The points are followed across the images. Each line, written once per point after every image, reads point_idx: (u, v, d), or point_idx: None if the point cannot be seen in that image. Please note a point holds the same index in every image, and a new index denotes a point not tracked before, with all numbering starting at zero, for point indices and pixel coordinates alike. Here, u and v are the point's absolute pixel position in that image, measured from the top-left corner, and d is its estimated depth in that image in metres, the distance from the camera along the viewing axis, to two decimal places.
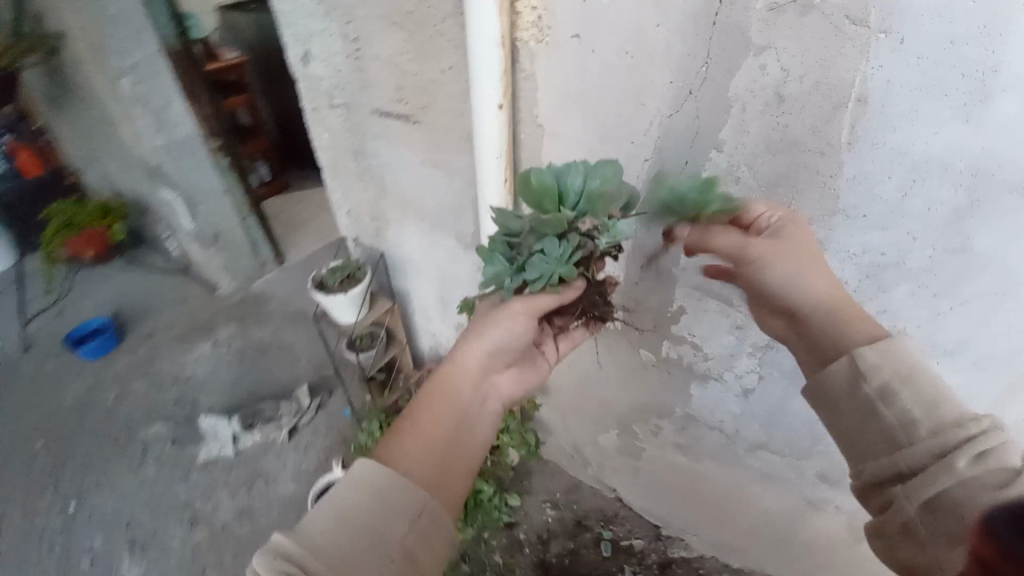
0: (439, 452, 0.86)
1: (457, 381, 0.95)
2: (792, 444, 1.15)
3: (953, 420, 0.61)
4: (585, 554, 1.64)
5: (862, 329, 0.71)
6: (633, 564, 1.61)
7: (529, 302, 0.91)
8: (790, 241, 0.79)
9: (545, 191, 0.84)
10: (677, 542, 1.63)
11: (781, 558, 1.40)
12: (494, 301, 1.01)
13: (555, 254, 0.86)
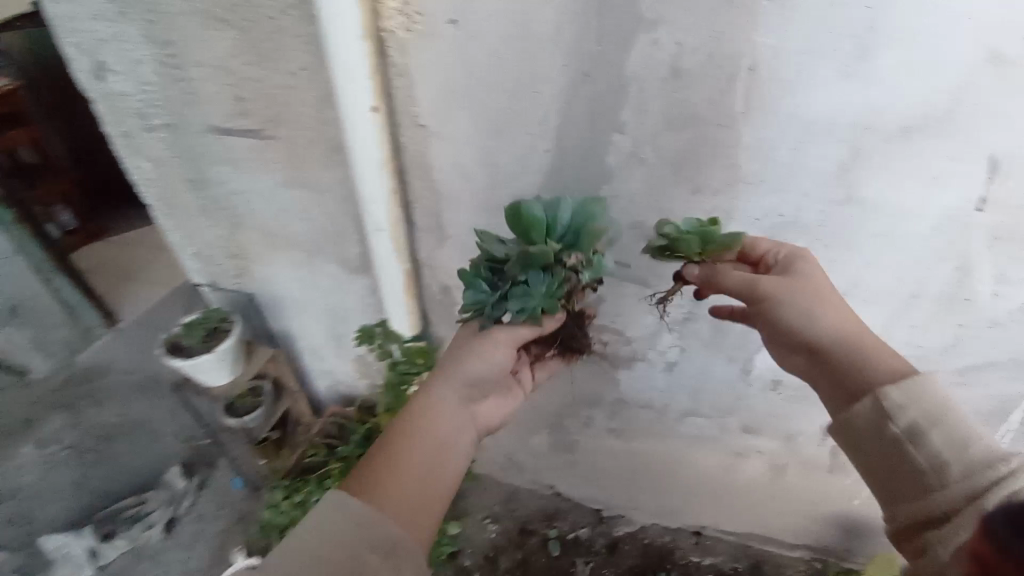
0: (413, 494, 0.83)
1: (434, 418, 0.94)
2: (715, 405, 1.20)
3: (982, 461, 0.64)
4: (534, 559, 1.56)
5: (885, 363, 0.73)
6: (583, 554, 1.57)
7: (513, 332, 0.95)
8: (804, 276, 0.80)
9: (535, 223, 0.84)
10: (621, 518, 1.62)
11: (716, 507, 1.47)
12: (467, 330, 1.00)
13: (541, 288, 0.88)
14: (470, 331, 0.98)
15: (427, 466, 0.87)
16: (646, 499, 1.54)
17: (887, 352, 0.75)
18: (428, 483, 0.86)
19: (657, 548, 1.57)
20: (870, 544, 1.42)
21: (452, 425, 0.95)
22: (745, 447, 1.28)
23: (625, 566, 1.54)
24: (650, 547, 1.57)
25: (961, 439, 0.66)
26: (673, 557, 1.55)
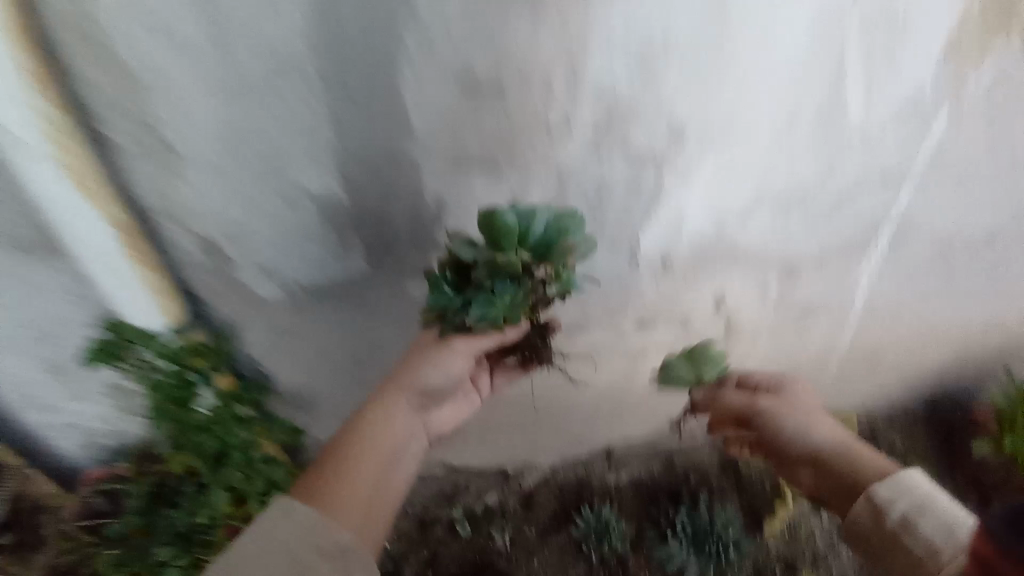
0: (360, 500, 0.95)
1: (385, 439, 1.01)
2: (604, 306, 1.01)
3: (953, 532, 0.91)
4: (444, 550, 1.33)
5: (875, 464, 1.05)
6: (498, 522, 1.36)
7: (473, 341, 0.95)
8: (787, 395, 1.19)
9: (504, 233, 0.79)
10: (528, 469, 1.41)
11: (620, 420, 1.35)
12: (426, 340, 0.99)
13: (503, 299, 0.84)
14: (433, 341, 0.97)
15: (379, 469, 1.00)
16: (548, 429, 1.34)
17: (871, 455, 1.08)
18: (372, 488, 0.98)
19: (572, 486, 1.40)
20: None
21: (403, 437, 1.03)
22: (643, 346, 1.10)
23: (545, 518, 1.37)
24: (564, 488, 1.40)
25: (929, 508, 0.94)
26: (589, 490, 1.40)
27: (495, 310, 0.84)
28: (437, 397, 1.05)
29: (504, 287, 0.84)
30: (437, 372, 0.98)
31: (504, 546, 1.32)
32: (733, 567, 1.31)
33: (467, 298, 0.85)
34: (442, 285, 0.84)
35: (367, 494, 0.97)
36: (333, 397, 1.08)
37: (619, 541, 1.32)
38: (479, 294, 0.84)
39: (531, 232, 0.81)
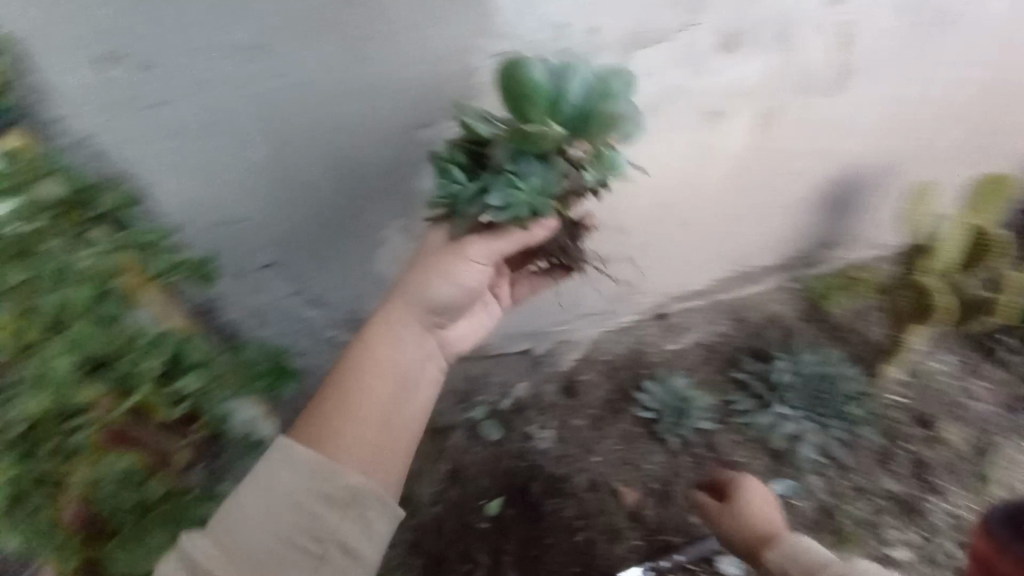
0: (376, 432, 0.59)
1: (392, 360, 0.62)
2: (675, 3, 0.66)
3: None
4: (469, 460, 0.94)
5: None
6: (534, 415, 0.98)
7: (487, 242, 0.60)
8: None
9: (532, 87, 0.53)
10: (562, 347, 1.02)
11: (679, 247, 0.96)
12: (436, 239, 0.64)
13: (532, 181, 0.56)
14: (443, 241, 0.63)
15: (395, 401, 0.61)
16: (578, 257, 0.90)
17: None
18: (394, 420, 0.61)
19: (624, 361, 1.03)
20: (855, 220, 1.04)
21: (419, 358, 0.65)
22: (729, 89, 0.76)
23: (596, 401, 0.99)
24: (615, 362, 1.03)
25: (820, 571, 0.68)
26: (644, 358, 1.02)
27: (520, 200, 0.55)
28: (458, 309, 0.68)
29: (529, 170, 0.55)
30: (445, 284, 0.62)
31: (550, 446, 0.95)
32: (864, 427, 0.97)
33: (486, 183, 0.56)
34: (451, 167, 0.57)
35: (385, 424, 0.60)
36: (254, 231, 0.68)
37: (704, 419, 0.96)
38: (497, 178, 0.55)
39: (564, 97, 0.54)
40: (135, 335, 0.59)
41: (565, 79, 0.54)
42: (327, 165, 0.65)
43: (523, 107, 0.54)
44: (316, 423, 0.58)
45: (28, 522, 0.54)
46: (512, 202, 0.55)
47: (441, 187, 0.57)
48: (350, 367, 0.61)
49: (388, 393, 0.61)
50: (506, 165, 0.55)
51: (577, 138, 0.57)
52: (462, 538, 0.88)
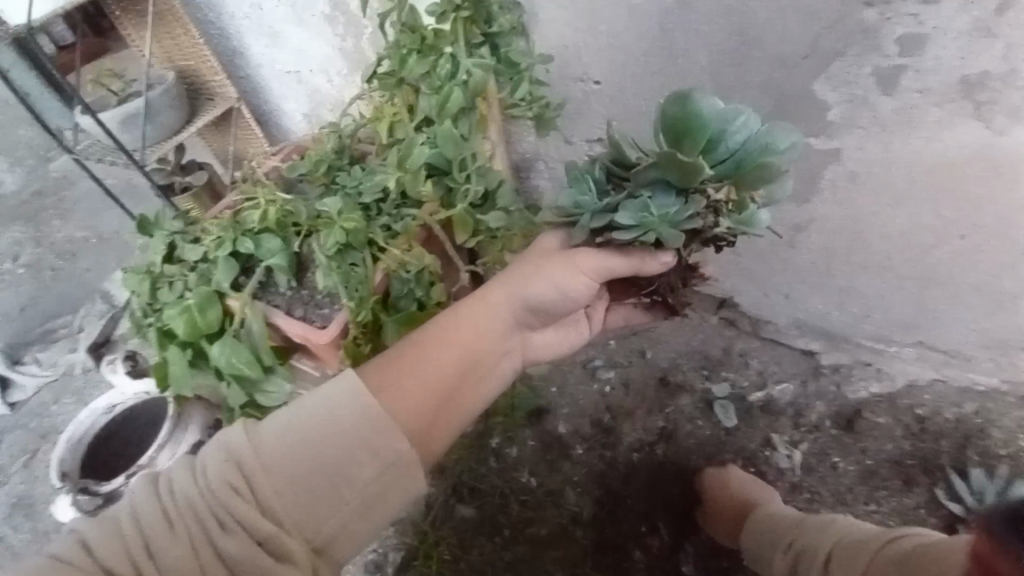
0: (430, 401, 0.46)
1: (469, 338, 0.51)
2: None
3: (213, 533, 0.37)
4: (688, 431, 0.82)
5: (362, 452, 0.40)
6: (787, 428, 0.79)
7: (604, 257, 0.52)
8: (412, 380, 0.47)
9: (698, 121, 0.43)
10: (864, 371, 0.77)
11: None
12: (548, 241, 0.55)
13: (667, 212, 0.46)
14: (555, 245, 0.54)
15: (459, 384, 0.49)
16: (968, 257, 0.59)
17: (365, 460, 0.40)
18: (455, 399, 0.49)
19: (948, 429, 0.73)
20: None
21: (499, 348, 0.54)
22: None
23: (881, 455, 0.75)
24: (933, 423, 0.74)
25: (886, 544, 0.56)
26: (977, 438, 0.72)
27: (648, 227, 0.46)
28: (557, 315, 0.58)
29: (666, 201, 0.46)
30: (552, 289, 0.53)
31: (793, 470, 0.77)
32: None
33: (614, 204, 0.48)
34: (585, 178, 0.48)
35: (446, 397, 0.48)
36: (598, 96, 0.63)
37: None
38: (630, 200, 0.47)
39: (724, 138, 0.44)
40: (475, 155, 0.64)
41: (730, 118, 0.44)
42: (717, 41, 0.54)
43: (681, 139, 0.44)
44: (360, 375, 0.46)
45: (345, 269, 0.59)
46: (641, 226, 0.47)
47: (570, 198, 0.51)
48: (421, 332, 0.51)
49: (456, 368, 0.49)
50: (644, 187, 0.46)
51: (724, 183, 0.46)
52: (649, 502, 0.80)
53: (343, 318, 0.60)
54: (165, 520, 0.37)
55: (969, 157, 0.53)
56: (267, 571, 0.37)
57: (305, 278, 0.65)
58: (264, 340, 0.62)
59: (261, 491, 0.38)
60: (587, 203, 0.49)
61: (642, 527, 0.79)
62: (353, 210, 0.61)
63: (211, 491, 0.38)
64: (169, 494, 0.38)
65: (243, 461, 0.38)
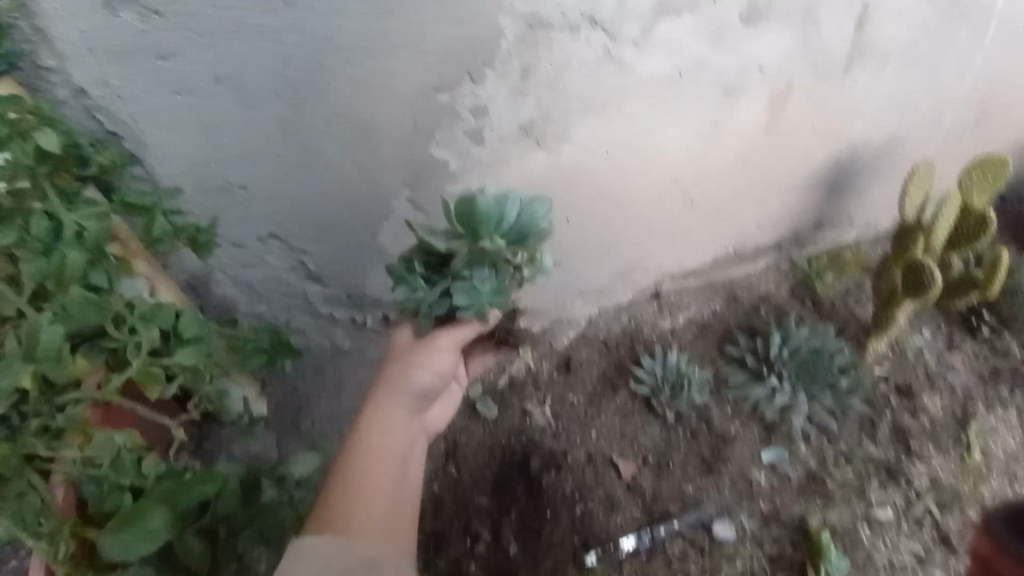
0: (390, 510, 0.52)
1: (389, 443, 0.57)
2: None
3: None
4: (466, 439, 0.92)
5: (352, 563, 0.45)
6: (532, 390, 0.97)
7: (455, 332, 0.60)
8: (362, 512, 0.50)
9: (482, 214, 0.53)
10: (560, 324, 1.01)
11: (692, 227, 0.95)
12: (404, 336, 0.62)
13: (489, 285, 0.55)
14: (411, 339, 0.61)
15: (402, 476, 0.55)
16: (579, 225, 0.85)
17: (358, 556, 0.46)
18: (405, 498, 0.54)
19: (620, 338, 1.01)
20: (849, 201, 1.04)
21: (411, 439, 0.60)
22: (746, 65, 0.74)
23: (593, 377, 0.98)
24: (611, 341, 1.01)
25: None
26: (645, 340, 1.01)
27: (480, 302, 0.55)
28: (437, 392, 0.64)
29: (485, 277, 0.55)
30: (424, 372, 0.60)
31: (549, 422, 0.94)
32: (855, 397, 0.97)
33: (445, 288, 0.56)
34: (409, 277, 0.56)
35: (397, 500, 0.53)
36: (251, 199, 0.63)
37: (699, 393, 0.97)
38: (458, 283, 0.54)
39: (506, 218, 0.54)
40: (128, 304, 0.55)
41: (504, 202, 0.54)
42: (340, 134, 0.61)
43: (475, 227, 0.53)
44: (325, 504, 0.51)
45: (11, 505, 0.45)
46: (474, 302, 0.55)
47: (405, 294, 0.56)
48: (353, 453, 0.55)
49: (395, 470, 0.55)
50: (463, 273, 0.55)
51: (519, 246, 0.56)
52: (462, 515, 0.87)
53: (38, 563, 0.46)
54: None
55: (544, 174, 0.75)
56: None
57: None
58: None
59: None
60: (425, 295, 0.55)
61: (470, 543, 0.86)
62: None
63: None
64: None
65: None
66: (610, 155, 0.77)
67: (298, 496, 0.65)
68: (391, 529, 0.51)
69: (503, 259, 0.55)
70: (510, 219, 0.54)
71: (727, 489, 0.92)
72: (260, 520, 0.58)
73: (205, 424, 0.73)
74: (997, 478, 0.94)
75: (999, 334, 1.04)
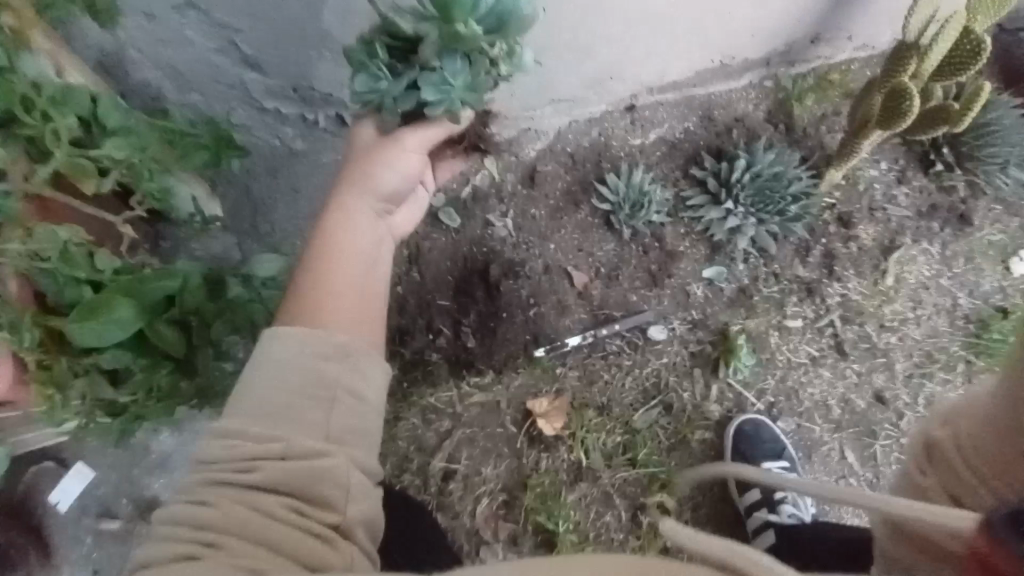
0: (364, 309, 0.52)
1: (359, 241, 0.54)
2: None
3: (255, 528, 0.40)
4: (429, 245, 0.94)
5: (326, 347, 0.47)
6: (495, 202, 0.96)
7: (422, 132, 0.56)
8: (334, 305, 0.50)
9: None
10: (527, 135, 0.96)
11: (678, 28, 0.85)
12: (368, 133, 0.56)
13: (462, 79, 0.49)
14: (375, 136, 0.56)
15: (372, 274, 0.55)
16: (559, 10, 0.74)
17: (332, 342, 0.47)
18: (378, 298, 0.53)
19: (587, 153, 0.99)
20: (852, 11, 0.94)
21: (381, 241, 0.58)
22: None
23: (557, 192, 0.98)
24: (578, 155, 0.99)
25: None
26: (613, 156, 0.99)
27: (451, 99, 0.50)
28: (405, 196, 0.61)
29: (457, 69, 0.48)
30: (391, 172, 0.56)
31: (510, 234, 0.97)
32: (799, 224, 1.03)
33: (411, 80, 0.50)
34: (369, 62, 0.49)
35: (368, 295, 0.53)
36: None
37: (657, 213, 0.99)
38: (426, 75, 0.48)
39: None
40: (32, 84, 0.47)
41: None
42: None
43: (446, 6, 0.45)
44: (296, 299, 0.51)
45: None
46: (444, 99, 0.50)
47: (365, 83, 0.50)
48: (320, 251, 0.53)
49: (365, 269, 0.54)
50: (431, 61, 0.48)
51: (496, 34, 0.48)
52: (426, 313, 0.94)
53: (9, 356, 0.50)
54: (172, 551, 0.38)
55: None
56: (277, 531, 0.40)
57: None
58: None
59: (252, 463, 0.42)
60: (388, 86, 0.49)
61: (434, 336, 0.94)
62: None
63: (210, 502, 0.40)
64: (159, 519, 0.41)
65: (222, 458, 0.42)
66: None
67: (266, 293, 0.67)
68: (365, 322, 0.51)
69: (478, 49, 0.48)
70: (487, 0, 0.46)
71: (667, 299, 1.02)
72: (230, 311, 0.60)
73: (157, 222, 0.71)
74: (900, 301, 1.07)
75: (952, 171, 1.07)
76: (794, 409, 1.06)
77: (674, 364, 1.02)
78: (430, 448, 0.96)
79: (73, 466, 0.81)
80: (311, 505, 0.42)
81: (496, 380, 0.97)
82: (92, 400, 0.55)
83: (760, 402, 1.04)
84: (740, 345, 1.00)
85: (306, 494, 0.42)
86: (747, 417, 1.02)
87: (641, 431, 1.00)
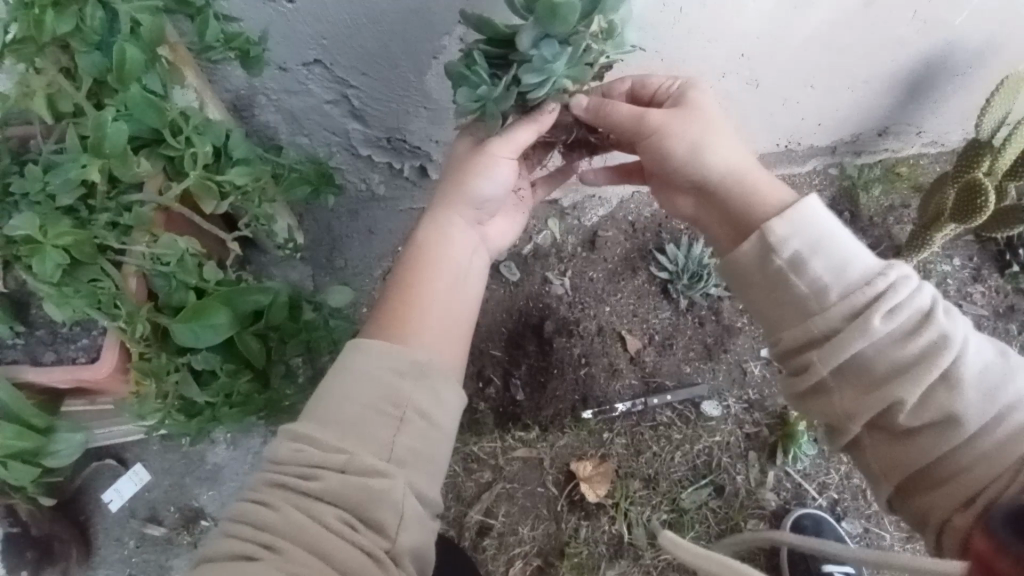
0: (447, 326, 0.54)
1: (450, 254, 0.57)
2: None
3: (312, 541, 0.41)
4: (487, 295, 0.97)
5: (404, 360, 0.49)
6: (555, 260, 0.99)
7: (513, 139, 0.56)
8: (420, 321, 0.53)
9: None
10: (592, 202, 1.00)
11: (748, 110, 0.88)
12: (467, 145, 0.59)
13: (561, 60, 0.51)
14: (469, 149, 0.58)
15: (457, 289, 0.57)
16: None
17: (411, 358, 0.49)
18: (462, 317, 0.55)
19: (647, 223, 1.01)
20: (921, 109, 0.96)
21: (471, 252, 0.60)
22: None
23: (616, 256, 1.00)
24: (640, 224, 1.02)
25: (862, 315, 0.49)
26: (674, 227, 1.01)
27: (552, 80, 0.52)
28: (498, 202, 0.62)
29: (556, 52, 0.50)
30: (485, 183, 0.57)
31: (567, 292, 0.98)
32: None
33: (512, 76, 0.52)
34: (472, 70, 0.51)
35: (452, 314, 0.55)
36: (298, 18, 0.59)
37: (714, 286, 0.99)
38: (526, 65, 0.51)
39: None
40: (182, 114, 0.54)
41: None
42: None
43: None
44: (384, 311, 0.54)
45: (88, 288, 0.50)
46: (546, 81, 0.52)
47: (469, 93, 0.52)
48: (416, 258, 0.56)
49: (450, 285, 0.56)
50: (531, 50, 0.50)
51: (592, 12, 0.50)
52: (478, 361, 0.95)
53: (119, 342, 0.55)
54: (238, 542, 0.41)
55: None
56: (328, 550, 0.41)
57: (31, 319, 0.57)
58: (20, 401, 0.55)
59: (316, 471, 0.44)
60: (491, 89, 0.51)
61: (485, 384, 0.95)
62: (61, 220, 0.49)
63: (275, 500, 0.43)
64: (232, 508, 0.44)
65: (289, 461, 0.44)
66: (683, 12, 0.69)
67: (336, 321, 0.70)
68: (445, 338, 0.53)
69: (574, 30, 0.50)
70: None
71: (722, 373, 0.99)
72: (305, 332, 0.63)
73: (250, 247, 0.78)
74: None
75: None
76: (861, 511, 0.97)
77: (727, 443, 0.97)
78: (468, 499, 0.93)
79: (132, 466, 0.84)
80: (366, 525, 0.43)
81: (540, 437, 0.95)
82: (174, 399, 0.59)
83: (822, 497, 0.97)
84: (801, 433, 0.95)
85: (362, 512, 0.43)
86: (807, 512, 0.94)
87: (688, 511, 0.94)
